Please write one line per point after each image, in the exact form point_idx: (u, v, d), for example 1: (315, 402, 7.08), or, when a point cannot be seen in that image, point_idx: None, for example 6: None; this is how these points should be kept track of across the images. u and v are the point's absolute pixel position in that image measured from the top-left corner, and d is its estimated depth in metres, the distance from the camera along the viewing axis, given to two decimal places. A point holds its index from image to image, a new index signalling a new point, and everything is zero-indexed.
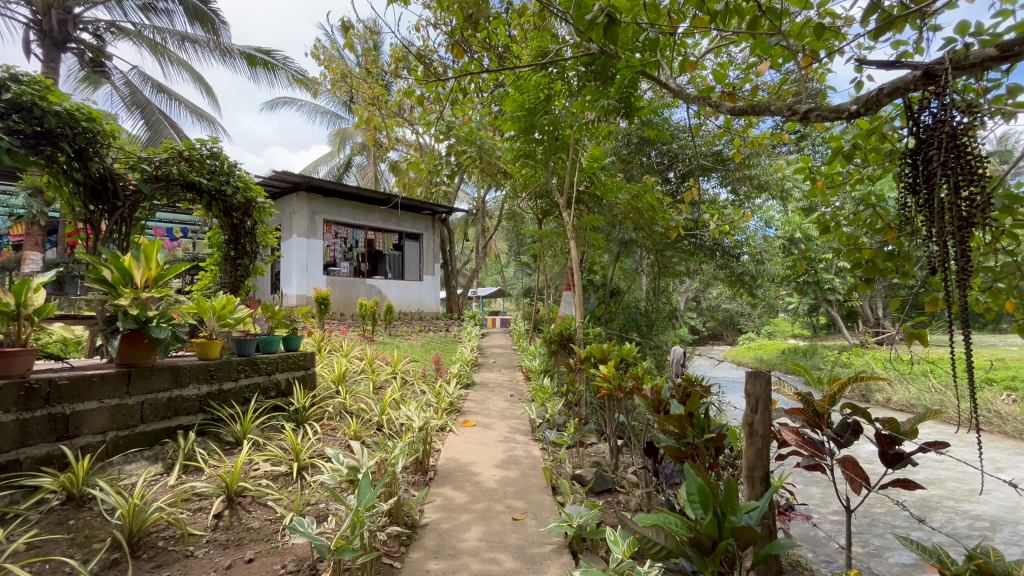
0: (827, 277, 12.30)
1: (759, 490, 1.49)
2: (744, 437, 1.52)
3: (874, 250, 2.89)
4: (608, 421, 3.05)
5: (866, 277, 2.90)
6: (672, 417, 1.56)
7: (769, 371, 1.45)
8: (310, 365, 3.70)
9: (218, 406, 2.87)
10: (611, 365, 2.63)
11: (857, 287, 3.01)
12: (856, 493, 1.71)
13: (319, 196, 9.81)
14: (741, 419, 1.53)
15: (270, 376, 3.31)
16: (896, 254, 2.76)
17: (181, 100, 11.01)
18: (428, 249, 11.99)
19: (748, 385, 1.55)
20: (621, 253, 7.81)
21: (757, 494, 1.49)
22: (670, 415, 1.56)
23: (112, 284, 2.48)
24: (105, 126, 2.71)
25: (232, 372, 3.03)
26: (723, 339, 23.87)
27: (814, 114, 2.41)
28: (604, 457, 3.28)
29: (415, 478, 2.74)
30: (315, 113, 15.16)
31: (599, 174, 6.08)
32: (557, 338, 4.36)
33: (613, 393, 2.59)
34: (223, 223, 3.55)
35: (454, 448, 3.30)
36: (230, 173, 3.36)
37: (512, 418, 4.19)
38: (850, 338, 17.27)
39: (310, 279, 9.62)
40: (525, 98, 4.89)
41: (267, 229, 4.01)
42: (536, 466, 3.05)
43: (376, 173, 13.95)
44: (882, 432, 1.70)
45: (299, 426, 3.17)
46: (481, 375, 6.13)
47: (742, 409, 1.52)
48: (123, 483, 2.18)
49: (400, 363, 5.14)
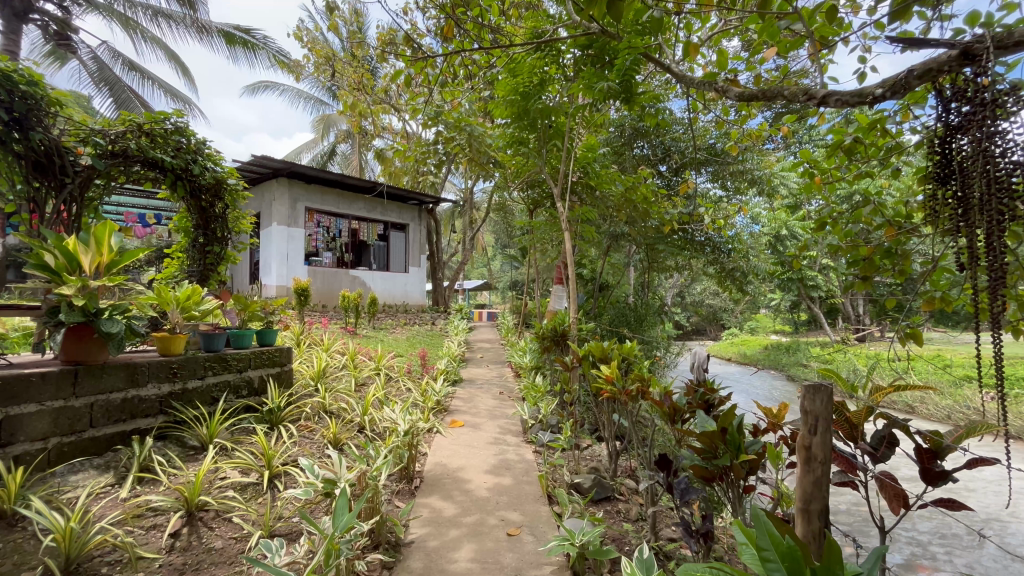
0: (811, 275, 12.35)
1: (816, 527, 1.33)
2: (799, 463, 1.36)
3: (873, 247, 2.76)
4: (606, 424, 2.86)
5: (863, 275, 2.77)
6: (703, 433, 1.32)
7: (834, 387, 1.30)
8: (286, 361, 3.42)
9: (181, 408, 2.60)
10: (615, 366, 2.44)
11: (852, 286, 2.88)
12: (894, 514, 1.52)
13: (300, 183, 9.42)
14: (796, 442, 1.37)
15: (241, 373, 3.02)
16: (893, 250, 2.66)
17: (154, 79, 10.47)
18: (414, 239, 11.67)
19: (801, 402, 1.39)
20: (611, 247, 7.64)
21: (813, 531, 1.34)
22: (700, 430, 1.33)
23: (55, 271, 2.19)
24: (50, 92, 2.41)
25: (198, 369, 2.75)
26: (706, 334, 24.03)
27: (834, 98, 2.21)
28: (601, 461, 3.11)
29: (400, 487, 2.52)
30: (297, 99, 14.65)
31: (594, 164, 5.87)
32: (551, 334, 4.17)
33: (616, 396, 2.39)
34: (191, 205, 3.25)
35: (442, 451, 3.08)
36: (197, 151, 3.06)
37: (503, 418, 3.98)
38: (830, 335, 17.49)
39: (290, 269, 9.23)
40: (518, 82, 4.63)
41: (241, 213, 3.72)
42: (531, 472, 2.86)
43: (360, 161, 13.54)
44: (923, 447, 1.53)
45: (273, 429, 2.92)
46: (468, 372, 5.91)
47: (799, 430, 1.36)
48: (64, 497, 1.92)
49: (384, 358, 4.90)
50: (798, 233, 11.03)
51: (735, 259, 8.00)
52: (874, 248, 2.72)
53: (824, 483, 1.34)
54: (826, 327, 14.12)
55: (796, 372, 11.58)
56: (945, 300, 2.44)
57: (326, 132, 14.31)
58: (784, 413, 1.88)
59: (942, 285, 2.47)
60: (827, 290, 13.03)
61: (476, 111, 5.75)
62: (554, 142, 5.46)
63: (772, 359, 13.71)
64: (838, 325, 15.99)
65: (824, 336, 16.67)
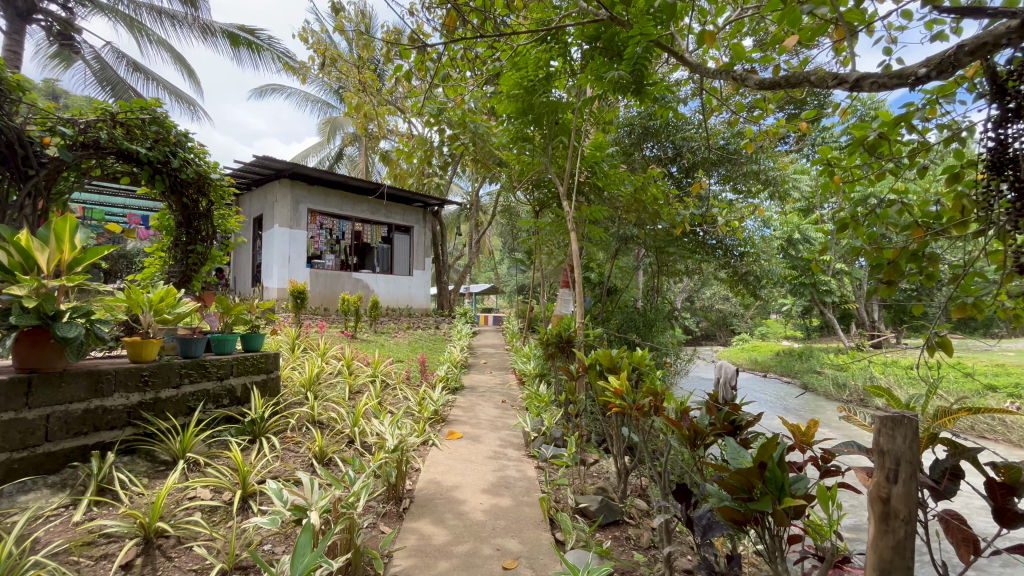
0: (824, 280, 12.00)
1: None
2: (875, 518, 1.12)
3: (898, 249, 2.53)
4: (614, 439, 2.63)
5: (887, 279, 2.53)
6: (737, 468, 1.08)
7: (922, 423, 1.07)
8: (272, 368, 3.21)
9: (150, 419, 2.40)
10: (625, 378, 2.19)
11: (875, 292, 2.65)
12: (962, 561, 1.27)
13: (303, 184, 9.27)
14: (869, 490, 1.13)
15: (221, 381, 2.82)
16: (920, 253, 2.43)
17: (159, 80, 10.43)
18: (419, 242, 11.50)
19: (875, 439, 1.16)
20: (619, 250, 7.41)
21: None
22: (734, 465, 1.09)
23: (9, 270, 2.00)
24: (9, 76, 2.25)
25: (172, 377, 2.54)
26: (716, 340, 23.48)
27: (867, 79, 1.96)
28: (608, 479, 2.87)
29: (386, 508, 2.30)
30: (305, 102, 14.61)
31: (602, 163, 5.64)
32: (555, 340, 3.91)
33: (626, 411, 2.13)
34: (173, 202, 3.07)
35: (437, 467, 2.85)
36: (177, 144, 2.88)
37: (504, 429, 3.74)
38: (843, 341, 17.09)
39: (292, 271, 9.06)
40: (521, 76, 4.42)
41: (228, 211, 3.53)
42: (532, 492, 2.62)
43: (367, 163, 13.41)
44: (995, 481, 1.28)
45: (255, 440, 2.72)
46: (471, 378, 5.67)
47: (874, 476, 1.13)
48: (6, 523, 1.72)
49: (382, 364, 4.68)
50: (812, 236, 10.71)
51: (748, 262, 7.73)
52: (899, 251, 2.49)
53: (905, 546, 1.09)
54: (839, 333, 13.72)
55: (810, 379, 11.22)
56: (978, 307, 2.27)
57: (332, 134, 14.23)
58: (814, 431, 1.62)
59: (971, 290, 2.31)
60: (841, 295, 12.67)
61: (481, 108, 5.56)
62: (560, 138, 5.22)
63: (785, 365, 13.34)
64: (853, 331, 15.56)
65: (838, 343, 16.24)
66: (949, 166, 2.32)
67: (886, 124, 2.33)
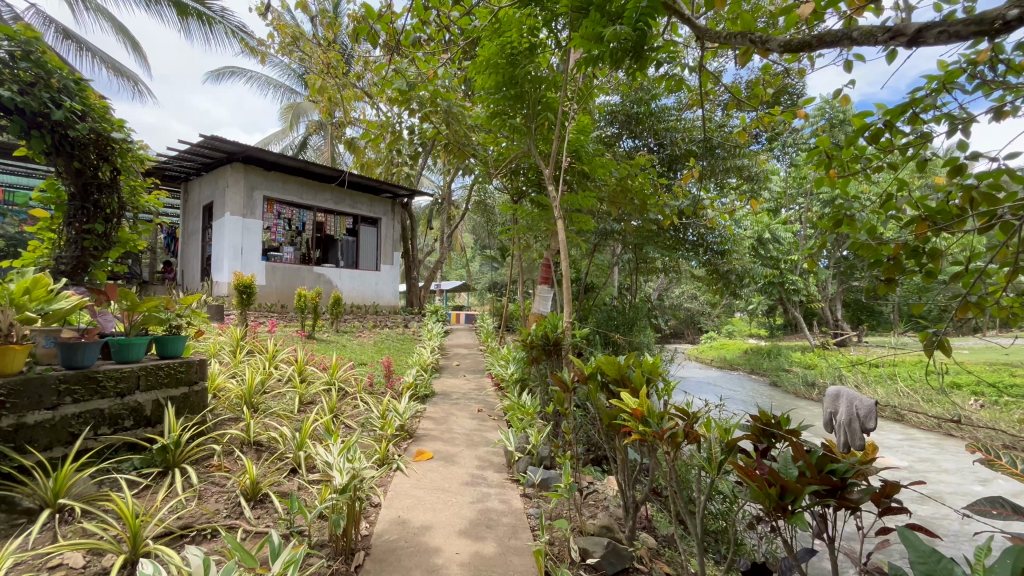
0: (795, 281, 12.04)
1: None
2: None
3: (896, 244, 2.14)
4: (619, 466, 2.15)
5: (885, 277, 2.12)
6: None
7: None
8: (196, 379, 2.57)
9: (11, 454, 1.80)
10: (646, 397, 1.71)
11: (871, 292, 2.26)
12: None
13: (258, 169, 8.47)
14: None
15: (122, 398, 2.19)
16: (922, 248, 2.03)
17: (94, 51, 9.37)
18: (386, 235, 10.80)
19: None
20: (597, 245, 7.05)
21: None
22: None
23: None
24: None
25: (46, 395, 1.92)
26: (684, 338, 23.58)
27: (932, 33, 1.45)
28: (610, 511, 2.40)
29: (333, 567, 1.76)
30: (266, 86, 13.70)
31: (586, 148, 5.12)
32: (541, 343, 3.39)
33: (648, 439, 1.65)
34: (62, 168, 2.52)
35: (402, 501, 2.31)
36: (60, 92, 2.33)
37: (484, 446, 3.23)
38: (807, 339, 17.39)
39: (245, 264, 8.27)
40: (497, 44, 3.87)
41: (139, 183, 2.93)
42: (521, 533, 2.12)
43: (333, 152, 12.60)
44: None
45: (167, 475, 2.12)
46: (443, 383, 5.12)
47: None
48: None
49: (340, 370, 4.07)
50: (783, 236, 10.72)
51: (729, 261, 7.37)
52: (898, 245, 2.10)
53: None
54: (806, 331, 13.83)
55: (780, 378, 11.21)
56: (981, 306, 2.03)
57: (295, 120, 13.31)
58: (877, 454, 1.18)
59: (974, 288, 2.05)
60: (808, 295, 12.78)
61: (454, 85, 5.01)
62: (546, 117, 4.57)
63: (753, 363, 13.34)
64: (815, 329, 15.85)
65: (802, 341, 16.51)
66: (949, 159, 1.98)
67: (891, 113, 1.94)
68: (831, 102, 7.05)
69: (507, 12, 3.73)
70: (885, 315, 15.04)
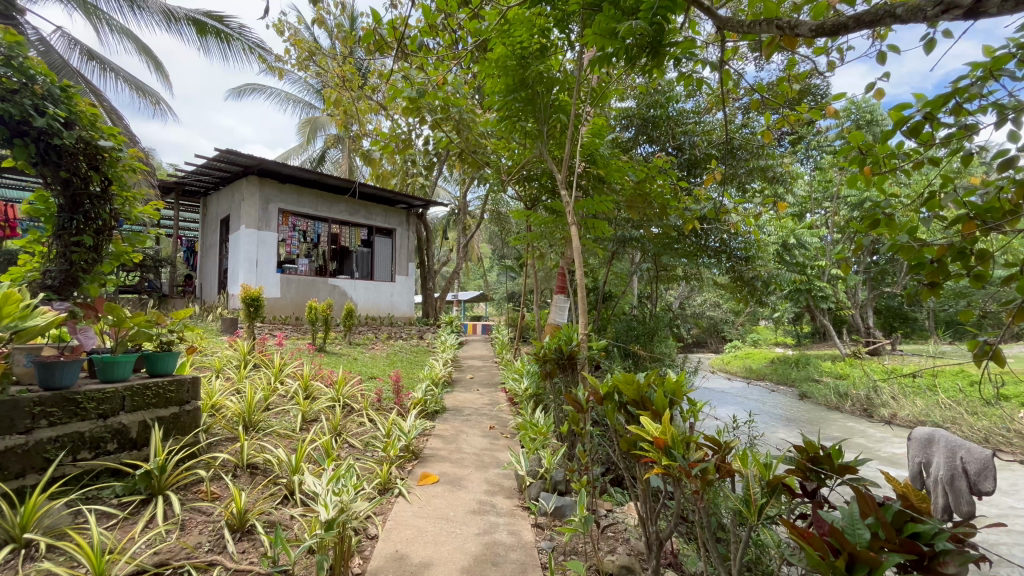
0: (823, 287, 11.52)
1: None
2: None
3: (940, 247, 1.84)
4: (638, 498, 1.91)
5: (926, 282, 1.81)
6: None
7: None
8: (188, 398, 2.43)
9: None
10: (669, 423, 1.50)
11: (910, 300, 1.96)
12: None
13: (273, 182, 8.50)
14: None
15: (104, 420, 2.07)
16: (971, 248, 1.73)
17: (118, 71, 9.60)
18: (402, 245, 10.74)
19: None
20: (615, 253, 6.78)
21: None
22: None
23: None
24: None
25: (19, 420, 1.80)
26: (706, 346, 22.87)
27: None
28: (630, 545, 2.15)
29: None
30: (285, 101, 13.91)
31: (601, 150, 4.92)
32: (554, 357, 3.16)
33: (670, 474, 1.43)
34: (50, 180, 2.48)
35: (401, 533, 2.11)
36: (45, 102, 2.29)
37: (494, 467, 3.02)
38: (836, 347, 16.69)
39: (260, 277, 8.27)
40: (510, 43, 3.71)
41: (134, 196, 2.85)
42: (530, 572, 1.90)
43: (349, 165, 12.65)
44: None
45: (150, 502, 1.98)
46: (455, 398, 4.94)
47: None
48: None
49: (347, 385, 3.92)
50: (809, 241, 10.28)
51: (754, 267, 6.97)
52: (942, 245, 1.79)
53: None
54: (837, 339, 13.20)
55: (809, 389, 10.70)
56: None
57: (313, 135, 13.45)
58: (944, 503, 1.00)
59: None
60: (838, 301, 12.21)
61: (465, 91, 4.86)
62: (559, 118, 4.38)
63: (781, 373, 12.79)
64: (845, 336, 15.21)
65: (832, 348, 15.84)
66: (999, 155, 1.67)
67: (931, 104, 1.64)
68: (860, 100, 6.71)
69: (516, 12, 3.60)
70: (921, 321, 14.31)
